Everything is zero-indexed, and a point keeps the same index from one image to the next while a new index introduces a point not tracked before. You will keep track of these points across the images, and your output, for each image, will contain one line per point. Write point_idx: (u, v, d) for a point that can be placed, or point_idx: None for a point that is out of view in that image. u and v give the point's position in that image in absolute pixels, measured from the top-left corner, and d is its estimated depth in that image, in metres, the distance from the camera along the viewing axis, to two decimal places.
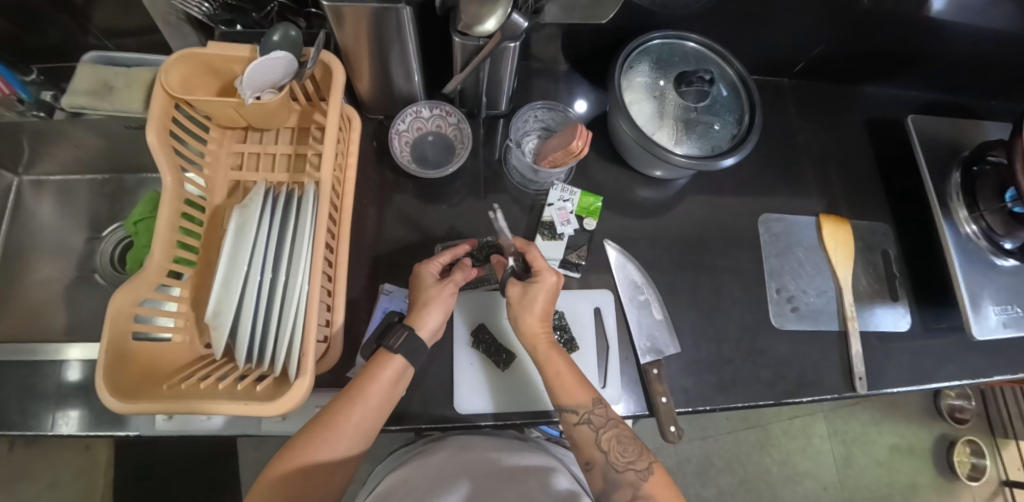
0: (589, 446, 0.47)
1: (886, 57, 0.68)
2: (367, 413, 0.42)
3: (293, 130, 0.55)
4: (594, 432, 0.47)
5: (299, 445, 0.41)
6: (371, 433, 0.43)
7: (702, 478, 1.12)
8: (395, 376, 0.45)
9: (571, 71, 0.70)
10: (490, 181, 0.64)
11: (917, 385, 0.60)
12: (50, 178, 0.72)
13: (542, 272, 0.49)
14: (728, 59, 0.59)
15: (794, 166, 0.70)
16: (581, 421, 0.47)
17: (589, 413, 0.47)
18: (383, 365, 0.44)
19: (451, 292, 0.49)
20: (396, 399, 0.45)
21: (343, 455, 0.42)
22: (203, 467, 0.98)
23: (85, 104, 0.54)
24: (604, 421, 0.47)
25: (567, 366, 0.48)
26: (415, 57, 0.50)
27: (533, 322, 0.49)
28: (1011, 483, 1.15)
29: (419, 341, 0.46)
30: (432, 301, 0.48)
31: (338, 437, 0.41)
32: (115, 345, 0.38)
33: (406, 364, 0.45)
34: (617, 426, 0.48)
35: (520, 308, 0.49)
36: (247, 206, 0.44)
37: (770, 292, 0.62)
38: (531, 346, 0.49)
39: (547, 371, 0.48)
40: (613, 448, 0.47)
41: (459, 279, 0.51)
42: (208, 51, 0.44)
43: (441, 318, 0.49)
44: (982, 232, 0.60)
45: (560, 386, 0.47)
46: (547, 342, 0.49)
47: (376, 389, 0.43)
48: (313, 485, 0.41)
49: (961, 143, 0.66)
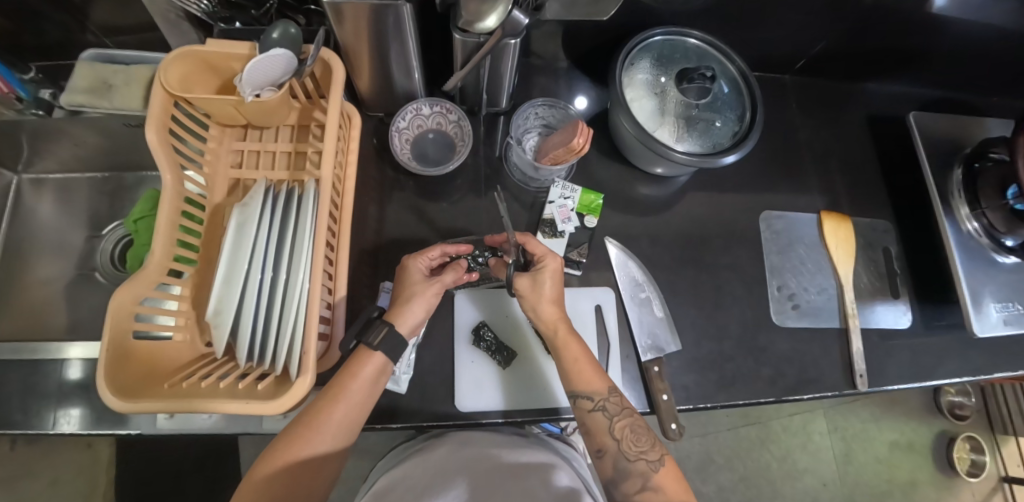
0: (601, 433, 0.47)
1: (888, 53, 0.67)
2: (348, 409, 0.43)
3: (293, 127, 0.54)
4: (608, 419, 0.47)
5: (282, 445, 0.41)
6: (354, 428, 0.44)
7: (702, 474, 1.12)
8: (376, 373, 0.45)
9: (572, 67, 0.69)
10: (490, 178, 0.64)
11: (917, 383, 0.60)
12: (49, 176, 0.71)
13: (545, 257, 0.49)
14: (730, 55, 0.59)
15: (795, 163, 0.70)
16: (595, 408, 0.47)
17: (604, 400, 0.47)
18: (361, 363, 0.44)
19: (436, 291, 0.49)
20: (377, 395, 0.45)
21: (328, 452, 0.42)
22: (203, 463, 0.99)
23: (85, 102, 0.54)
24: (619, 408, 0.48)
25: (584, 353, 0.48)
26: (415, 54, 0.50)
27: (549, 309, 0.49)
28: (1010, 479, 1.15)
29: (400, 338, 0.45)
30: (416, 297, 0.48)
31: (321, 436, 0.41)
32: (116, 344, 0.38)
33: (386, 360, 0.45)
34: (631, 415, 0.48)
35: (534, 298, 0.49)
36: (247, 204, 0.44)
37: (771, 290, 0.62)
38: (550, 328, 0.48)
39: (565, 358, 0.48)
40: (626, 437, 0.47)
41: (448, 279, 0.50)
42: (208, 49, 0.44)
43: (422, 317, 0.48)
44: (984, 229, 0.60)
45: (577, 372, 0.48)
46: (567, 327, 0.49)
47: (357, 385, 0.43)
48: (299, 484, 0.41)
49: (963, 141, 0.66)
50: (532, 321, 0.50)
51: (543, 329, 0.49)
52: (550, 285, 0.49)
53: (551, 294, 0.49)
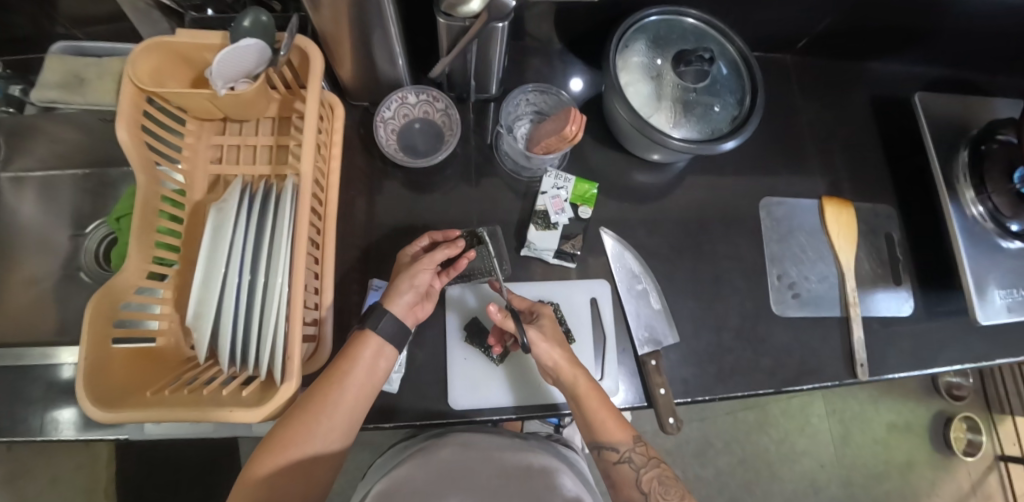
0: (628, 486, 0.47)
1: (894, 31, 0.65)
2: (346, 393, 0.42)
3: (273, 120, 0.52)
4: (635, 472, 0.47)
5: (278, 435, 0.40)
6: (356, 414, 0.43)
7: (701, 458, 1.13)
8: (374, 355, 0.44)
9: (566, 51, 0.67)
10: (482, 167, 0.62)
11: (918, 371, 0.59)
12: (30, 174, 0.69)
13: (534, 308, 0.52)
14: (729, 36, 0.56)
15: (796, 147, 0.68)
16: (621, 459, 0.47)
17: (630, 451, 0.47)
18: (362, 345, 0.44)
19: (425, 266, 0.49)
20: (380, 380, 0.44)
21: (329, 441, 0.41)
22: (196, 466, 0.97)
23: (57, 98, 0.52)
24: (645, 459, 0.48)
25: (606, 406, 0.47)
26: (398, 39, 0.47)
27: (555, 354, 0.47)
28: (1007, 457, 1.17)
29: (393, 318, 0.45)
30: (404, 273, 0.48)
31: (320, 420, 0.40)
32: (96, 351, 0.37)
33: (381, 340, 0.44)
34: (657, 466, 0.48)
35: (542, 341, 0.47)
36: (224, 203, 0.42)
37: (771, 279, 0.61)
38: (572, 378, 0.47)
39: (586, 410, 0.47)
40: (654, 490, 0.46)
41: (439, 255, 0.49)
42: (177, 39, 0.41)
43: (412, 293, 0.47)
44: (989, 214, 0.59)
45: (601, 423, 0.47)
46: (586, 375, 0.47)
47: (356, 369, 0.43)
48: (299, 473, 0.40)
49: (970, 121, 0.64)
50: (550, 373, 0.48)
51: (562, 377, 0.47)
52: (552, 328, 0.50)
53: (556, 337, 0.49)
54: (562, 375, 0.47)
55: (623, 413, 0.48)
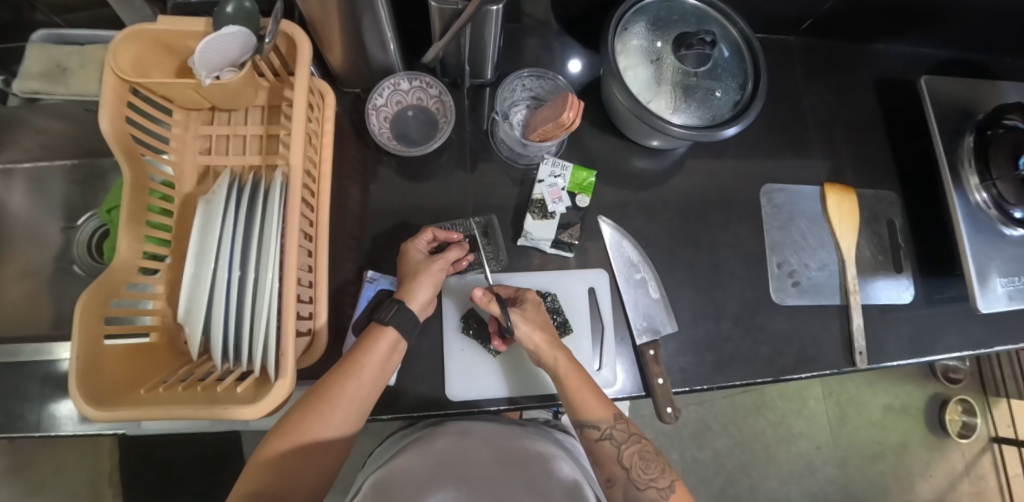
0: (610, 462, 0.47)
1: (904, 11, 0.62)
2: (360, 385, 0.41)
3: (262, 109, 0.51)
4: (616, 447, 0.47)
5: (292, 421, 0.40)
6: (368, 406, 0.42)
7: (698, 441, 1.15)
8: (389, 349, 0.44)
9: (564, 32, 0.64)
10: (478, 154, 0.61)
11: (917, 358, 0.59)
12: (19, 166, 0.67)
13: (518, 292, 0.52)
14: (732, 17, 0.54)
15: (799, 130, 0.66)
16: (603, 436, 0.47)
17: (611, 428, 0.48)
18: (375, 339, 0.43)
19: (441, 267, 0.49)
20: (390, 372, 0.44)
21: (340, 433, 0.41)
22: (186, 456, 0.95)
23: (39, 89, 0.51)
24: (626, 436, 0.48)
25: (585, 383, 0.47)
26: (389, 24, 0.45)
27: (534, 335, 0.48)
28: (1000, 439, 1.18)
29: (411, 313, 0.45)
30: (420, 274, 0.47)
31: (333, 412, 0.40)
32: (89, 349, 0.36)
33: (399, 336, 0.45)
34: (638, 442, 0.48)
35: (523, 325, 0.48)
36: (212, 196, 0.41)
37: (771, 267, 0.60)
38: (551, 360, 0.47)
39: (567, 390, 0.47)
40: (635, 464, 0.47)
41: (451, 256, 0.50)
42: (157, 27, 0.39)
43: (431, 292, 0.48)
44: (993, 201, 0.58)
45: (579, 401, 0.47)
46: (567, 357, 0.48)
47: (368, 362, 0.42)
48: (308, 462, 0.40)
49: (977, 104, 0.62)
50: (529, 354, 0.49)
51: (543, 362, 0.48)
52: (535, 311, 0.50)
53: (539, 320, 0.50)
54: (543, 357, 0.48)
55: (599, 388, 0.48)
